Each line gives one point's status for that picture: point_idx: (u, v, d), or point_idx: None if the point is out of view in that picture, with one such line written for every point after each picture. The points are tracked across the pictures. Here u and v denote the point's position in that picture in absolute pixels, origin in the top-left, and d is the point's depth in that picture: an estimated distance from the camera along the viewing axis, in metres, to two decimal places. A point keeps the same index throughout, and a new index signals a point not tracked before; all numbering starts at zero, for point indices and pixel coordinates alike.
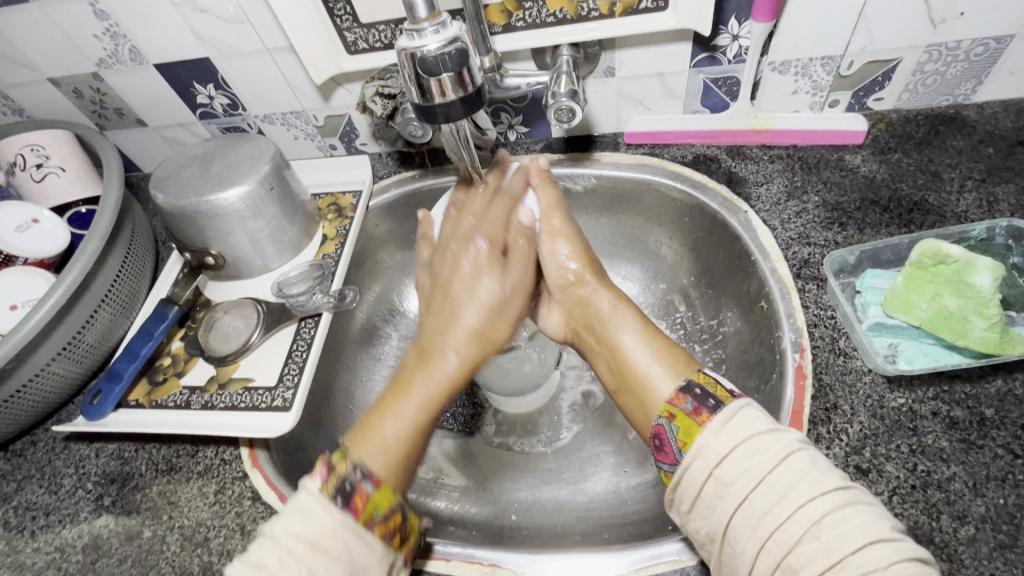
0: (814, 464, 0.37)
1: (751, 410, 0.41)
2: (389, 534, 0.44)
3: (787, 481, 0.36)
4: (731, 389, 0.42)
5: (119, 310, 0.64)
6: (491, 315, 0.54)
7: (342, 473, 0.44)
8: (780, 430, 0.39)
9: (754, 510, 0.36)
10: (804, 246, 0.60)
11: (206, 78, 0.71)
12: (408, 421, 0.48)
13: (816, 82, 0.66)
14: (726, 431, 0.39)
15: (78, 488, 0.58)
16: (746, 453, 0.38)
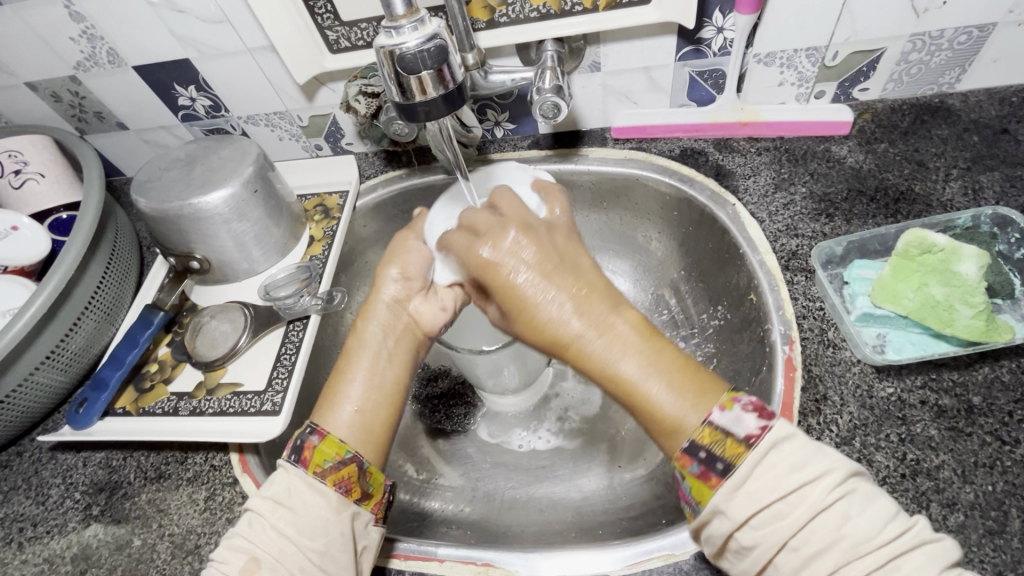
0: (848, 518, 0.33)
1: (775, 458, 0.35)
2: (343, 487, 0.43)
3: (816, 539, 0.33)
4: (744, 438, 0.35)
5: (103, 317, 0.64)
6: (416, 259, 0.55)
7: (296, 432, 0.45)
8: (817, 482, 0.34)
9: (781, 568, 0.34)
10: (791, 237, 0.60)
11: (187, 80, 0.70)
12: (364, 381, 0.48)
13: (802, 73, 0.66)
14: (739, 497, 0.35)
15: (65, 498, 0.57)
16: (763, 519, 0.34)
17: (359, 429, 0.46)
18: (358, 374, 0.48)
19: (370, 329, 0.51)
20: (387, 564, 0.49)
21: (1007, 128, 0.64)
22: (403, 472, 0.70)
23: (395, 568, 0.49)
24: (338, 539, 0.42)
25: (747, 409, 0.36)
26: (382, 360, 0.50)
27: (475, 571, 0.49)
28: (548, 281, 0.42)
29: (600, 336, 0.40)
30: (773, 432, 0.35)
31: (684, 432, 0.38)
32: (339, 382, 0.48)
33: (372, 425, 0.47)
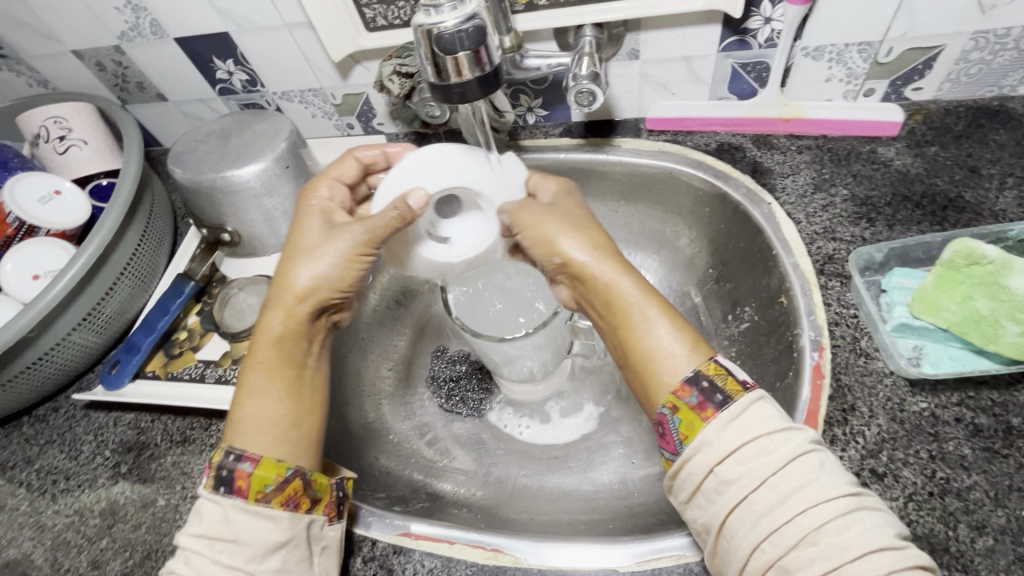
0: (822, 467, 0.35)
1: (763, 407, 0.38)
2: (291, 501, 0.44)
3: (792, 480, 0.35)
4: (744, 381, 0.39)
5: (137, 283, 0.66)
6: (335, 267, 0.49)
7: (218, 463, 0.43)
8: (796, 433, 0.37)
9: (751, 513, 0.35)
10: (829, 241, 0.58)
11: (225, 54, 0.71)
12: (278, 398, 0.46)
13: (851, 69, 0.63)
14: (732, 430, 0.37)
15: (97, 455, 0.59)
16: (752, 452, 0.36)
17: (293, 441, 0.46)
18: (269, 388, 0.47)
19: (275, 335, 0.48)
20: (399, 543, 0.49)
21: None
22: (418, 452, 0.71)
23: (405, 548, 0.49)
24: (296, 549, 0.43)
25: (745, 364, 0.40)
26: (295, 371, 0.48)
27: (484, 556, 0.48)
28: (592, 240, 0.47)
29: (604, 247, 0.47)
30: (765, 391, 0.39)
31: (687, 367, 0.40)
32: (252, 396, 0.46)
33: (303, 438, 0.47)
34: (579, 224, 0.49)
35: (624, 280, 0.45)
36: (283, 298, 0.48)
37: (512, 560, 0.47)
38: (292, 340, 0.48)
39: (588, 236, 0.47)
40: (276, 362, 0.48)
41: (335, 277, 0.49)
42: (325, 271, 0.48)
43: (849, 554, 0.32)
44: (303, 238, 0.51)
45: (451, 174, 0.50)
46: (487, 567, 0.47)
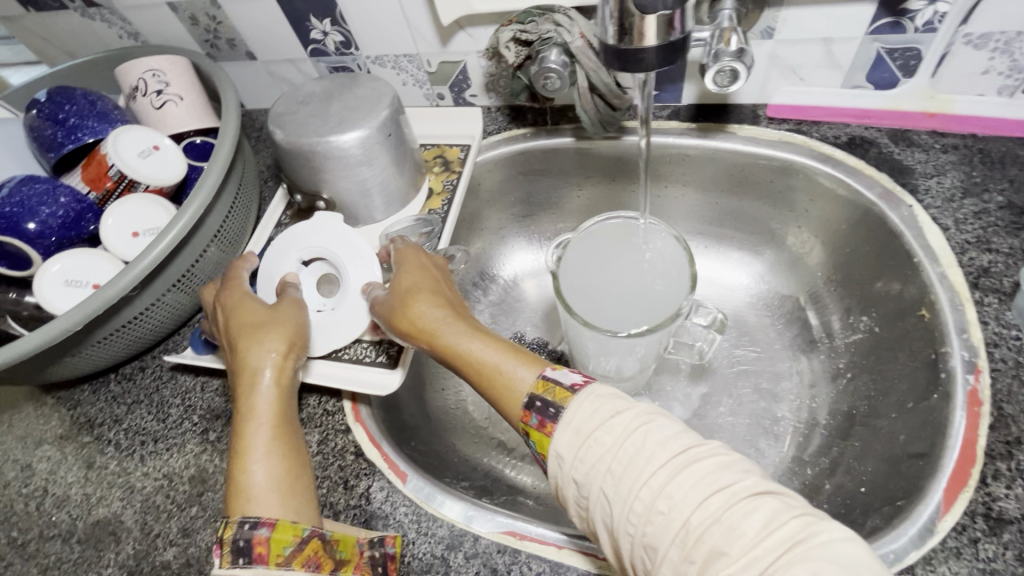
0: (650, 435, 0.35)
1: (592, 401, 0.38)
2: (314, 561, 0.40)
3: (627, 460, 0.35)
4: (570, 386, 0.40)
5: (227, 248, 0.64)
6: (292, 324, 0.51)
7: (231, 537, 0.39)
8: (623, 412, 0.37)
9: (609, 497, 0.35)
10: (983, 252, 0.52)
11: (323, 12, 0.67)
12: (274, 455, 0.44)
13: (1018, 61, 0.56)
14: (574, 437, 0.37)
15: (184, 420, 0.58)
16: (591, 453, 0.36)
17: (300, 495, 0.43)
18: (273, 447, 0.45)
19: (263, 400, 0.46)
20: (504, 542, 0.47)
21: None
22: (496, 440, 0.68)
23: (511, 548, 0.46)
24: None
25: (573, 370, 0.41)
26: (289, 430, 0.46)
27: (597, 566, 0.45)
28: (422, 303, 0.49)
29: (426, 305, 0.49)
30: (596, 385, 0.39)
31: (522, 391, 0.41)
32: (248, 461, 0.43)
33: (305, 485, 0.44)
34: (414, 301, 0.50)
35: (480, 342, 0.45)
36: (250, 367, 0.47)
37: None
38: (277, 397, 0.47)
39: (425, 317, 0.48)
40: (274, 423, 0.46)
41: (292, 329, 0.50)
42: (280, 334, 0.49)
43: (690, 509, 0.32)
44: (249, 317, 0.51)
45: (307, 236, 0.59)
46: None
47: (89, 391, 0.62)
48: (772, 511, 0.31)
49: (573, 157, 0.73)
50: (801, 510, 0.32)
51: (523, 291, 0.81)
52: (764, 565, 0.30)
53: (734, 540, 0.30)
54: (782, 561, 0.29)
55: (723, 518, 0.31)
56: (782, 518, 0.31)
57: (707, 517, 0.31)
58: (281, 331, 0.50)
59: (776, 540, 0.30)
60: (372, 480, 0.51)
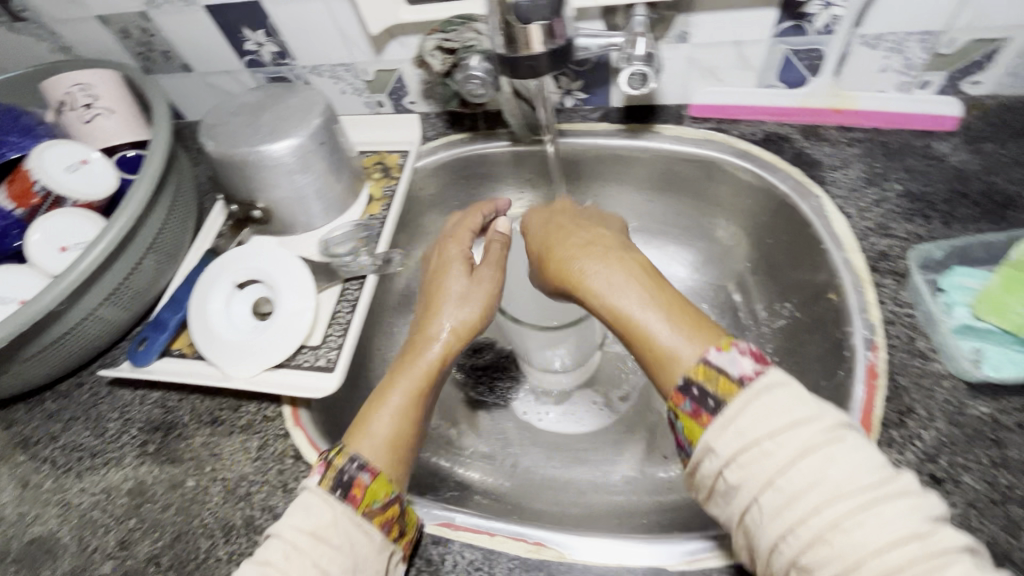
0: (838, 459, 0.32)
1: (778, 393, 0.35)
2: (387, 526, 0.43)
3: (802, 479, 0.32)
4: (737, 378, 0.36)
5: (164, 259, 0.64)
6: (463, 306, 0.55)
7: (341, 465, 0.43)
8: (805, 421, 0.33)
9: (765, 509, 0.32)
10: (882, 237, 0.56)
11: (256, 23, 0.68)
12: (395, 413, 0.48)
13: (910, 59, 0.60)
14: (731, 431, 0.34)
15: (122, 433, 0.58)
16: (753, 456, 0.33)
17: (401, 468, 0.46)
18: (406, 409, 0.49)
19: (417, 367, 0.51)
20: (438, 532, 0.48)
21: None
22: (444, 440, 0.69)
23: (444, 538, 0.47)
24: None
25: (743, 354, 0.37)
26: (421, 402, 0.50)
27: (526, 550, 0.46)
28: (592, 257, 0.48)
29: (590, 259, 0.48)
30: (769, 375, 0.36)
31: (679, 367, 0.39)
32: (376, 411, 0.48)
33: (400, 453, 0.46)
34: (572, 255, 0.50)
35: (637, 300, 0.43)
36: (425, 339, 0.53)
37: (554, 555, 0.46)
38: (432, 369, 0.51)
39: (582, 261, 0.48)
40: (421, 386, 0.50)
41: (467, 316, 0.55)
42: (459, 317, 0.54)
43: (870, 549, 0.29)
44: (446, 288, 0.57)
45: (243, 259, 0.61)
46: (530, 562, 0.45)
47: (24, 410, 0.61)
48: (966, 563, 0.28)
49: (512, 159, 0.75)
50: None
51: None
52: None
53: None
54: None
55: (914, 564, 0.28)
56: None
57: (890, 563, 0.29)
58: (463, 312, 0.55)
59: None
60: None
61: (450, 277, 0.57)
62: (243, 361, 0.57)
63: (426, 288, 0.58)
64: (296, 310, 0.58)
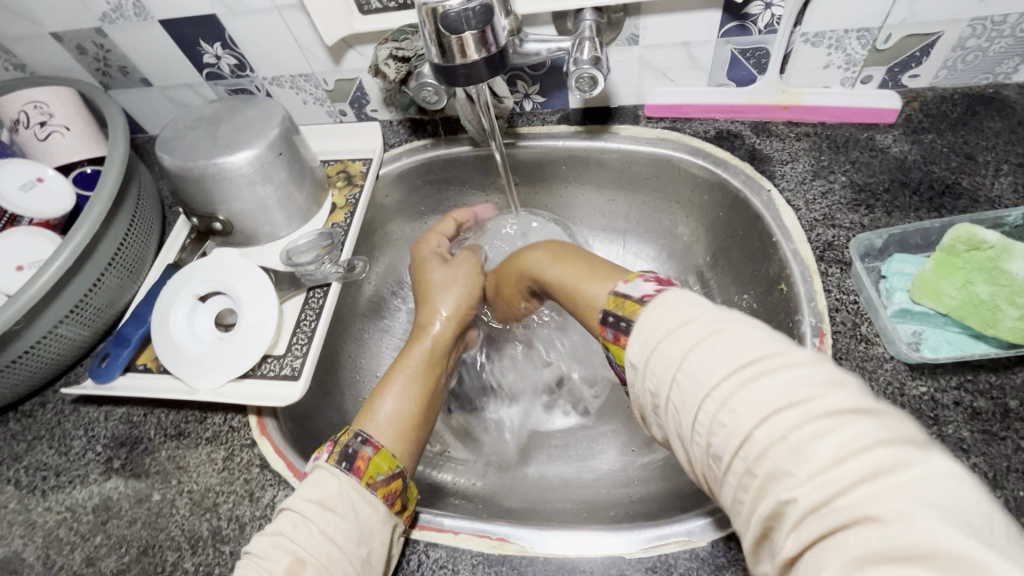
0: (721, 348, 0.33)
1: (671, 301, 0.37)
2: (391, 498, 0.45)
3: (690, 373, 0.33)
4: (640, 298, 0.39)
5: (126, 274, 0.64)
6: (455, 293, 0.63)
7: (345, 441, 0.46)
8: (690, 321, 0.35)
9: (677, 410, 0.34)
10: (828, 228, 0.58)
11: (212, 36, 0.68)
12: (401, 396, 0.52)
13: (850, 55, 0.63)
14: (639, 344, 0.36)
15: (87, 450, 0.58)
16: (658, 362, 0.35)
17: (411, 441, 0.50)
18: (408, 390, 0.53)
19: (417, 352, 0.57)
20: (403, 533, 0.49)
21: None
22: None
23: (409, 538, 0.49)
24: (376, 548, 0.43)
25: (646, 281, 0.40)
26: (428, 380, 0.56)
27: (490, 546, 0.47)
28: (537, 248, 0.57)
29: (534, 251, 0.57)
30: (665, 292, 0.38)
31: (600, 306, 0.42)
32: (382, 396, 0.52)
33: (404, 428, 0.50)
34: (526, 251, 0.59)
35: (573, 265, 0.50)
36: (424, 326, 0.60)
37: (517, 549, 0.47)
38: (432, 351, 0.58)
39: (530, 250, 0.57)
40: (420, 367, 0.56)
41: (457, 302, 0.62)
42: (451, 303, 0.62)
43: (754, 424, 0.30)
44: (429, 284, 0.64)
45: (203, 273, 0.61)
46: (493, 556, 0.47)
47: None
48: (861, 421, 0.28)
49: (475, 163, 0.76)
50: (900, 430, 0.27)
51: None
52: (832, 489, 0.26)
53: (812, 451, 0.27)
54: (850, 490, 0.26)
55: (802, 428, 0.28)
56: (870, 437, 0.27)
57: (771, 434, 0.29)
58: (451, 299, 0.62)
59: (853, 463, 0.26)
60: (276, 490, 0.53)
61: (432, 270, 0.65)
62: (207, 374, 0.57)
63: (414, 285, 0.65)
64: (258, 321, 0.58)
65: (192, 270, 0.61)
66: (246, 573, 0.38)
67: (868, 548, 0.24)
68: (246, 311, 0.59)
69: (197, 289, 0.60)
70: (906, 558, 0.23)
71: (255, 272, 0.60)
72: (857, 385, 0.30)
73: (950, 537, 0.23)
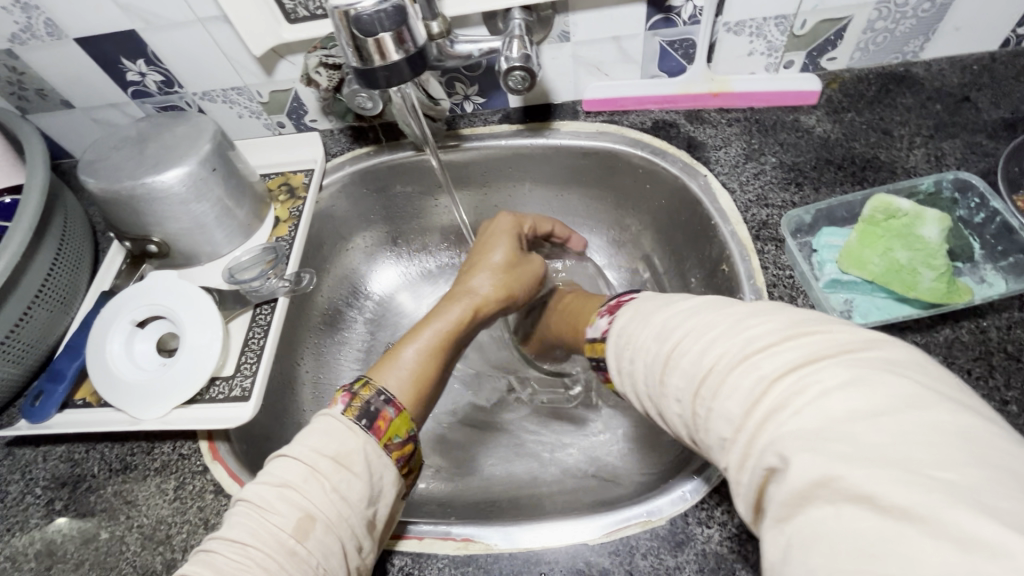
0: (658, 339, 0.38)
1: (619, 335, 0.43)
2: (404, 461, 0.44)
3: (645, 368, 0.38)
4: (601, 336, 0.46)
5: (57, 306, 0.61)
6: (511, 274, 0.61)
7: (367, 397, 0.45)
8: (635, 328, 0.41)
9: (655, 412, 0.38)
10: (762, 208, 0.61)
11: (134, 53, 0.66)
12: (423, 351, 0.52)
13: (771, 42, 0.65)
14: (615, 367, 0.42)
15: (25, 495, 0.55)
16: (631, 361, 0.40)
17: (419, 405, 0.49)
18: (431, 346, 0.52)
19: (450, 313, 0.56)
20: None
21: (968, 96, 0.65)
22: None
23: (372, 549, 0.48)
24: (382, 510, 0.42)
25: (603, 317, 0.47)
26: (449, 347, 0.54)
27: (456, 548, 0.47)
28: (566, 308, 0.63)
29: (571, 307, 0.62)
30: (615, 323, 0.44)
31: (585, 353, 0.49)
32: (406, 345, 0.52)
33: (419, 384, 0.49)
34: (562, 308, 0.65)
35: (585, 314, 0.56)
36: (466, 291, 0.58)
37: (482, 548, 0.47)
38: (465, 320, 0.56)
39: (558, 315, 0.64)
40: (449, 327, 0.54)
41: (505, 284, 0.60)
42: (496, 282, 0.59)
43: (691, 400, 0.34)
44: (488, 253, 0.62)
45: (143, 296, 0.58)
46: (458, 558, 0.47)
47: None
48: (761, 365, 0.31)
49: (421, 167, 0.76)
50: (800, 359, 0.30)
51: (399, 304, 0.83)
52: (748, 438, 0.29)
53: (728, 412, 0.31)
54: (762, 436, 0.29)
55: (717, 392, 0.32)
56: (770, 377, 0.30)
57: (702, 403, 0.33)
58: (501, 275, 0.60)
59: (757, 411, 0.30)
60: None
61: (495, 238, 0.63)
62: (152, 402, 0.55)
63: (475, 248, 0.63)
64: (202, 345, 0.56)
65: (134, 293, 0.59)
66: (250, 526, 0.37)
67: (780, 496, 0.26)
68: (191, 336, 0.56)
69: (137, 313, 0.58)
70: (807, 494, 0.25)
71: (200, 294, 0.58)
72: (773, 323, 0.33)
73: (827, 465, 0.25)
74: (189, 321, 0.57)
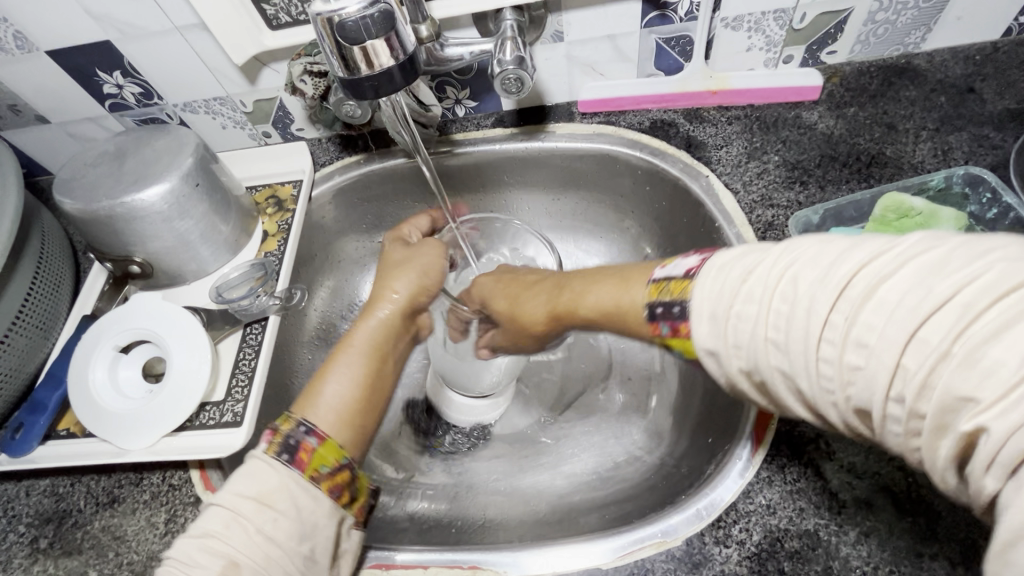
0: (819, 276, 0.31)
1: (709, 273, 0.36)
2: (338, 491, 0.43)
3: (786, 314, 0.32)
4: (685, 275, 0.38)
5: (36, 332, 0.58)
6: (420, 273, 0.58)
7: (287, 431, 0.43)
8: (748, 273, 0.34)
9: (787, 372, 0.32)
10: (767, 208, 0.59)
11: (110, 64, 0.63)
12: (349, 380, 0.49)
13: (770, 37, 0.63)
14: (707, 318, 0.35)
15: (8, 534, 0.52)
16: (744, 313, 0.33)
17: (358, 429, 0.47)
18: (354, 372, 0.50)
19: (372, 330, 0.54)
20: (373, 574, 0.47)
21: (973, 87, 0.63)
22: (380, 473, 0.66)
23: None
24: (323, 542, 0.41)
25: (685, 258, 0.40)
26: (378, 364, 0.52)
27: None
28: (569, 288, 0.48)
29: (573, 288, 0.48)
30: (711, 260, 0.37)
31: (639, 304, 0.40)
32: (328, 376, 0.49)
33: (348, 416, 0.47)
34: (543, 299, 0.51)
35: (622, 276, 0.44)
36: (383, 297, 0.56)
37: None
38: (385, 334, 0.54)
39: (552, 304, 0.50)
40: (366, 348, 0.52)
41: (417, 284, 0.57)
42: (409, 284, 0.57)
43: (896, 350, 0.27)
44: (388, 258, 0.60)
45: (125, 320, 0.56)
46: None
47: None
48: (1002, 314, 0.25)
49: (412, 174, 0.73)
50: None
51: None
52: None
53: (975, 380, 0.25)
54: None
55: (953, 353, 0.25)
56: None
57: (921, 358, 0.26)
58: (414, 277, 0.58)
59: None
60: None
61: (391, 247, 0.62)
62: (139, 432, 0.52)
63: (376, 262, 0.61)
64: (191, 370, 0.54)
65: (115, 317, 0.56)
66: None
67: None
68: (178, 363, 0.54)
69: (120, 340, 0.55)
70: None
71: (186, 317, 0.55)
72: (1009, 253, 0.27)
73: None
74: (176, 346, 0.54)
